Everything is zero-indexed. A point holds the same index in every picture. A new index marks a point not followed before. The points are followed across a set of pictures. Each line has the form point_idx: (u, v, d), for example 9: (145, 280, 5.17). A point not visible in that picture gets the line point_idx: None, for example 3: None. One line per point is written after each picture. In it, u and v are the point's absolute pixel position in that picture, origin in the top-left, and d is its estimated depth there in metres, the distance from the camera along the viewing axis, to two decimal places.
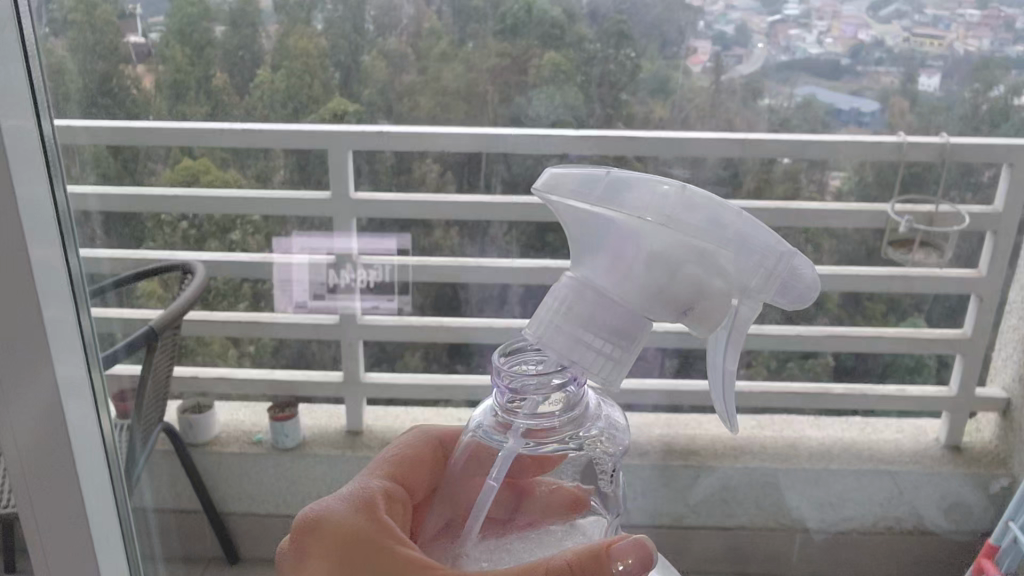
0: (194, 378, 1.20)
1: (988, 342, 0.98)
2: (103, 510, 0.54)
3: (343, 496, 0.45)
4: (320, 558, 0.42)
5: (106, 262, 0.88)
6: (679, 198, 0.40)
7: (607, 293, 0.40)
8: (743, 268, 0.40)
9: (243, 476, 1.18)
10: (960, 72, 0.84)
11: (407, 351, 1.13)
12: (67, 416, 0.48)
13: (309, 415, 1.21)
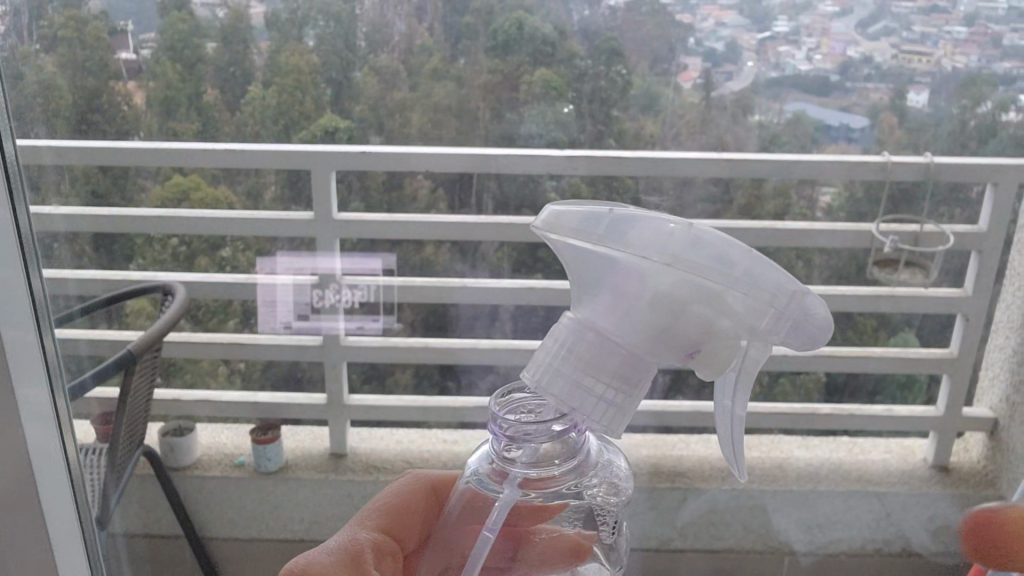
0: (174, 401, 1.16)
1: (975, 361, 0.99)
2: (57, 518, 0.59)
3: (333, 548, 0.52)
4: None
5: (80, 282, 0.86)
6: (684, 236, 0.41)
7: (611, 334, 0.43)
8: (752, 308, 0.42)
9: (226, 501, 1.14)
10: (948, 88, 0.85)
11: (396, 368, 1.11)
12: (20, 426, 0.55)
13: (292, 437, 1.19)
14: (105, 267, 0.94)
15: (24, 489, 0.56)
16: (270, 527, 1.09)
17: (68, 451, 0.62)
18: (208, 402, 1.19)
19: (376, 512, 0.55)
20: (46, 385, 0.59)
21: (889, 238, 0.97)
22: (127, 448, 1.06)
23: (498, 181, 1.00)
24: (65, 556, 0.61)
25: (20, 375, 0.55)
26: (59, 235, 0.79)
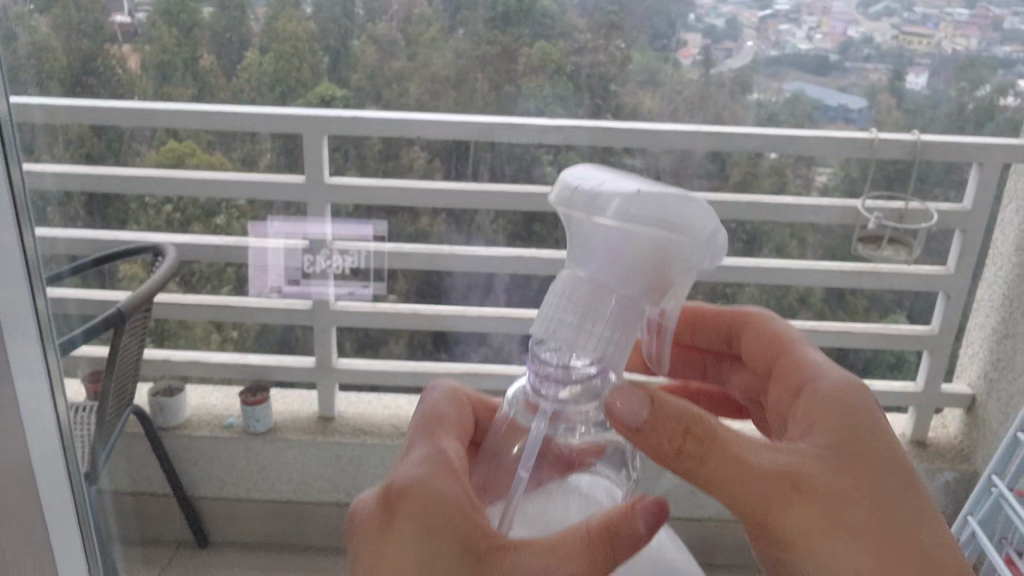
0: (166, 360, 1.19)
1: (953, 339, 1.01)
2: (54, 481, 0.61)
3: (422, 460, 0.42)
4: (410, 522, 0.39)
5: (63, 241, 0.86)
6: (667, 200, 0.38)
7: (613, 285, 0.39)
8: (698, 252, 0.39)
9: (216, 455, 1.15)
10: (946, 72, 0.84)
11: (392, 337, 1.14)
12: (17, 390, 0.57)
13: (280, 400, 1.20)
14: (89, 225, 0.96)
15: (18, 447, 0.58)
16: (256, 485, 1.12)
17: (60, 414, 0.63)
18: (202, 364, 1.21)
19: (435, 428, 0.47)
20: (38, 345, 0.59)
21: (874, 215, 0.99)
22: (116, 408, 1.06)
23: (475, 147, 0.98)
24: (60, 518, 0.62)
25: (19, 340, 0.57)
26: (43, 192, 0.79)
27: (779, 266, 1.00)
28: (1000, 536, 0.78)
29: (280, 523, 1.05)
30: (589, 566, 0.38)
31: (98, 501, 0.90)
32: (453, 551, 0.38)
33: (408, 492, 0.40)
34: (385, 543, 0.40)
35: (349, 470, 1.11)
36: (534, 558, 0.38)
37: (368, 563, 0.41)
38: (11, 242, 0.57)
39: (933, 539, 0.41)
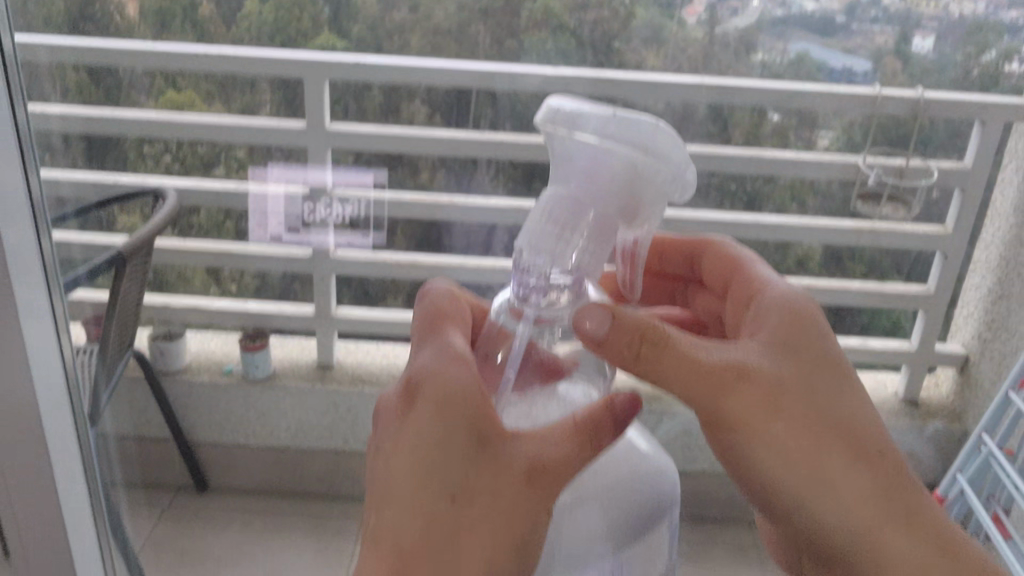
0: (165, 307, 1.18)
1: (950, 297, 1.06)
2: (55, 414, 0.65)
3: (442, 350, 0.41)
4: (424, 413, 0.39)
5: (68, 185, 0.87)
6: (653, 131, 0.38)
7: (591, 203, 0.39)
8: (669, 188, 0.40)
9: (213, 406, 1.23)
10: (953, 36, 0.85)
11: (389, 292, 1.17)
12: (22, 327, 0.60)
13: (279, 348, 1.25)
14: (88, 169, 0.96)
15: (24, 382, 0.62)
16: (254, 434, 1.24)
17: (64, 350, 0.67)
18: (202, 311, 1.20)
19: (439, 322, 0.44)
20: (43, 286, 0.63)
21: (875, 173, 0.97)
22: (116, 352, 1.06)
23: (477, 94, 0.98)
24: (62, 444, 0.67)
25: (23, 279, 0.60)
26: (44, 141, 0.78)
27: (779, 222, 1.01)
28: (988, 494, 0.88)
29: (291, 473, 1.25)
30: (592, 450, 0.39)
31: (102, 445, 0.92)
32: (464, 443, 0.38)
33: (418, 385, 0.40)
34: (395, 437, 0.39)
35: (347, 419, 1.22)
36: (539, 446, 0.39)
37: (377, 456, 0.40)
38: (15, 178, 0.59)
39: (862, 431, 0.44)
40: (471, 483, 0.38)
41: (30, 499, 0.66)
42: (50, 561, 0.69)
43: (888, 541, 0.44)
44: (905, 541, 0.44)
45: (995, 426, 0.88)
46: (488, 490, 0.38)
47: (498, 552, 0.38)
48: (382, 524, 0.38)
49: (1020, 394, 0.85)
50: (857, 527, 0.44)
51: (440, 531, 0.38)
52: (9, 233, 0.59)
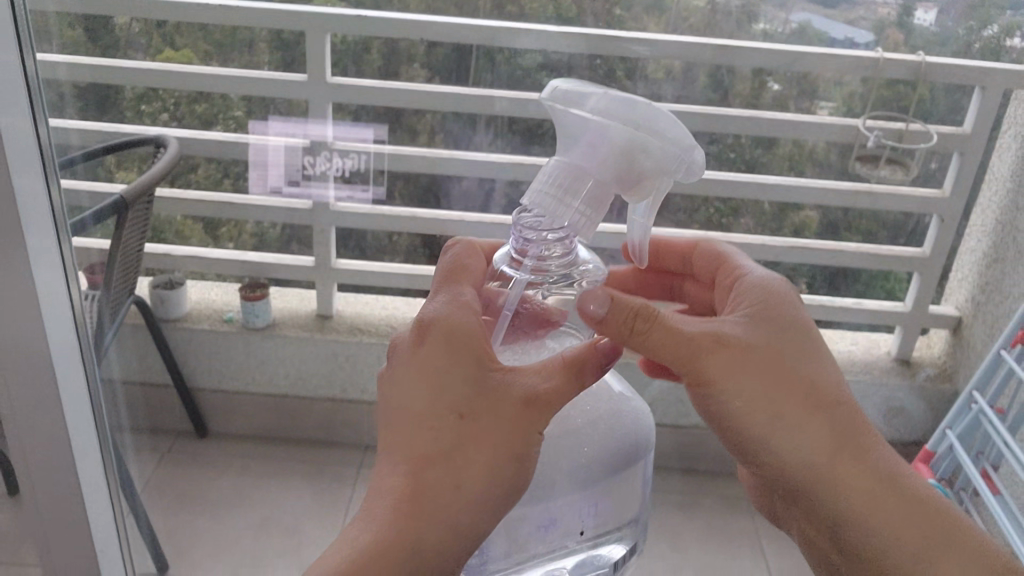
0: (166, 255, 1.20)
1: (946, 260, 1.07)
2: (69, 366, 0.68)
3: (450, 300, 0.46)
4: (433, 357, 0.45)
5: (74, 133, 0.89)
6: (641, 105, 0.43)
7: (590, 169, 0.43)
8: (669, 157, 0.43)
9: (212, 352, 1.28)
10: (955, 9, 0.86)
11: (395, 235, 1.15)
12: (37, 278, 0.63)
13: (279, 298, 1.26)
14: (94, 120, 0.96)
15: (36, 332, 0.64)
16: (254, 380, 1.30)
17: (75, 301, 0.69)
18: (202, 261, 1.21)
19: (457, 273, 0.48)
20: (54, 240, 0.65)
21: (873, 135, 0.98)
22: (122, 283, 1.07)
23: (480, 51, 0.98)
24: (76, 394, 0.69)
25: (36, 230, 0.62)
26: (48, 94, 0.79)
27: (779, 182, 1.03)
28: (977, 450, 0.92)
29: (292, 420, 1.31)
30: (575, 385, 0.45)
31: (110, 391, 0.95)
32: (465, 380, 0.44)
33: (433, 326, 0.45)
34: (413, 369, 0.45)
35: (346, 367, 1.28)
36: (534, 379, 0.45)
37: (395, 386, 0.46)
38: (28, 129, 0.60)
39: (828, 394, 0.50)
40: (478, 409, 0.44)
41: (44, 442, 0.68)
42: (63, 502, 0.72)
43: (852, 489, 0.50)
44: (866, 489, 0.50)
45: (986, 383, 0.90)
46: (490, 417, 0.44)
47: (497, 470, 0.44)
48: (402, 443, 0.45)
49: (1011, 353, 0.87)
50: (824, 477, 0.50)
51: (447, 449, 0.44)
52: (21, 181, 0.60)
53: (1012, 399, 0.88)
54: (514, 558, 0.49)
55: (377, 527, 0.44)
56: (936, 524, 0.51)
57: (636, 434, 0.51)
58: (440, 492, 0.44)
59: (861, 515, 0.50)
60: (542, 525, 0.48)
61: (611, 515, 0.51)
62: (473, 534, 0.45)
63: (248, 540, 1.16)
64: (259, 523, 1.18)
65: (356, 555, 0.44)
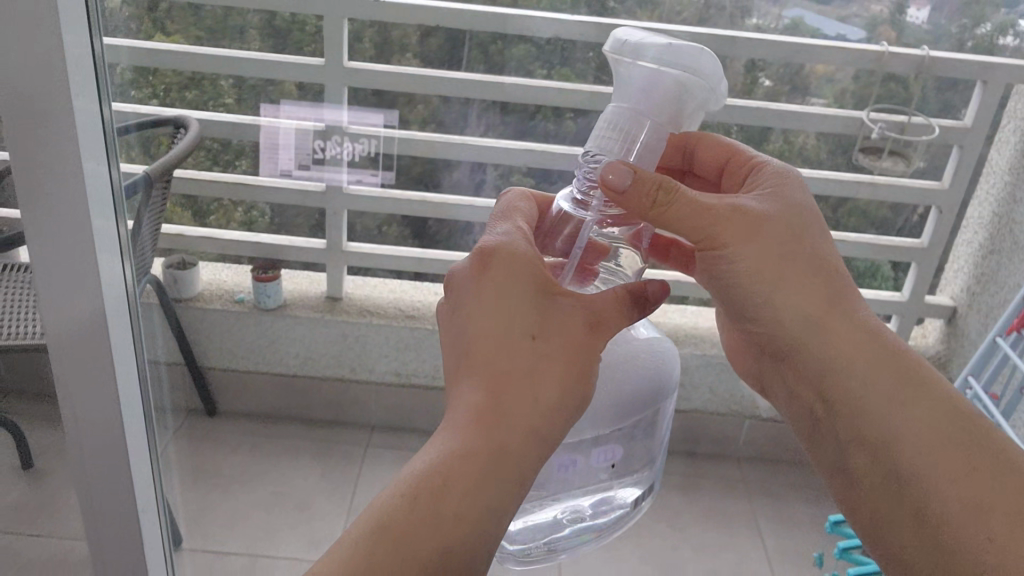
0: (178, 237, 1.20)
1: (943, 247, 1.11)
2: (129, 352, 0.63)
3: (506, 233, 0.47)
4: (501, 281, 0.44)
5: (133, 119, 0.85)
6: (688, 49, 0.42)
7: (646, 117, 0.43)
8: (708, 93, 0.44)
9: (225, 332, 1.30)
10: (950, 7, 0.88)
11: (384, 224, 1.22)
12: (99, 264, 0.57)
13: (292, 280, 1.30)
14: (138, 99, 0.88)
15: (99, 329, 0.59)
16: (264, 358, 1.34)
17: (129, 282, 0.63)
18: (215, 241, 1.23)
19: (511, 213, 0.49)
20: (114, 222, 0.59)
21: (877, 126, 0.99)
22: (146, 263, 1.05)
23: (470, 38, 1.01)
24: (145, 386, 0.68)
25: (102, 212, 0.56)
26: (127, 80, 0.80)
27: None
28: None
29: (298, 398, 1.36)
30: (624, 316, 0.46)
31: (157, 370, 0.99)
32: (531, 304, 0.44)
33: (494, 255, 0.45)
34: (480, 294, 0.44)
35: (355, 347, 1.33)
36: (593, 305, 0.45)
37: (455, 316, 0.45)
38: None
39: (844, 290, 0.47)
40: (546, 328, 0.44)
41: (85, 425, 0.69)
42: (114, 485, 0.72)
43: (868, 379, 0.46)
44: (884, 383, 0.46)
45: (981, 368, 0.93)
46: (560, 335, 0.44)
47: (569, 386, 0.44)
48: (468, 363, 0.44)
49: (1006, 340, 0.90)
50: (837, 367, 0.47)
51: (522, 366, 0.43)
52: (91, 166, 0.54)
53: (1006, 385, 0.91)
54: (548, 491, 0.52)
55: (455, 443, 0.42)
56: (963, 436, 0.45)
57: (667, 377, 0.52)
58: (518, 406, 0.43)
59: (874, 410, 0.46)
60: (568, 469, 0.51)
61: (634, 455, 0.54)
62: (546, 444, 0.44)
63: (262, 513, 1.20)
64: (271, 497, 1.23)
65: (440, 466, 0.41)
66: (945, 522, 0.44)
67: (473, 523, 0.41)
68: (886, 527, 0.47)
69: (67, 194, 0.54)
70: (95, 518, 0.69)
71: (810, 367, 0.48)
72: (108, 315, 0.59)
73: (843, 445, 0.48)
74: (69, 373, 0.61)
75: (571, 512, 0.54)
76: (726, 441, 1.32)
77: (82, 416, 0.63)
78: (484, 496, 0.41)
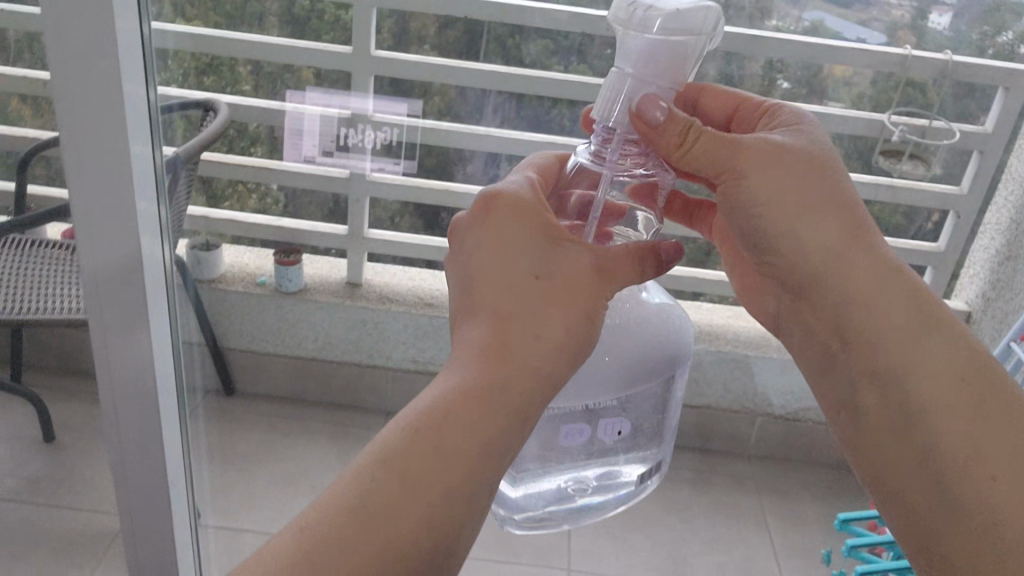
0: (205, 218, 1.20)
1: (958, 254, 1.12)
2: (163, 327, 0.65)
3: (522, 182, 0.47)
4: (505, 225, 0.44)
5: (174, 100, 0.86)
6: (687, 13, 0.42)
7: (651, 85, 0.44)
8: (710, 38, 0.43)
9: (249, 314, 1.33)
10: (970, 13, 0.88)
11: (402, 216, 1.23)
12: (140, 237, 0.58)
13: (312, 265, 1.33)
14: (179, 89, 0.89)
15: (138, 302, 0.61)
16: (282, 341, 1.36)
17: (167, 256, 0.65)
18: (239, 224, 1.24)
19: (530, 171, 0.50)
20: (155, 198, 0.60)
21: (898, 128, 1.01)
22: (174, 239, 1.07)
23: (489, 31, 1.03)
24: (180, 364, 0.70)
25: (141, 190, 0.57)
26: (170, 67, 0.82)
27: None
28: None
29: (314, 382, 1.38)
30: (636, 272, 0.45)
31: (187, 350, 1.01)
32: (535, 247, 0.44)
33: (498, 201, 0.45)
34: (487, 236, 0.44)
35: (373, 332, 1.36)
36: (602, 250, 0.44)
37: (465, 259, 0.45)
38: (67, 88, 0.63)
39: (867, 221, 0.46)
40: (551, 270, 0.43)
41: None
42: None
43: (890, 315, 0.44)
44: (902, 318, 0.44)
45: None
46: (567, 279, 0.43)
47: (575, 334, 0.43)
48: (478, 304, 0.44)
49: (1021, 345, 0.91)
50: (859, 298, 0.45)
51: (526, 307, 0.43)
52: (137, 148, 0.56)
53: None
54: (552, 459, 0.52)
55: (455, 383, 0.41)
56: (977, 383, 0.42)
57: (682, 350, 0.52)
58: (521, 347, 0.42)
59: (890, 349, 0.44)
60: (577, 438, 0.51)
61: (643, 430, 0.53)
62: (551, 390, 0.43)
63: (278, 493, 1.22)
64: (287, 477, 1.25)
65: (440, 407, 0.41)
66: (950, 469, 0.42)
67: (468, 466, 0.40)
68: (890, 469, 0.45)
69: (109, 170, 0.55)
70: (127, 490, 0.71)
71: (826, 300, 0.46)
72: (145, 291, 0.61)
73: (853, 382, 0.46)
74: (110, 345, 0.63)
75: (575, 482, 0.54)
76: (738, 439, 1.34)
77: (119, 392, 0.65)
78: (479, 434, 0.41)
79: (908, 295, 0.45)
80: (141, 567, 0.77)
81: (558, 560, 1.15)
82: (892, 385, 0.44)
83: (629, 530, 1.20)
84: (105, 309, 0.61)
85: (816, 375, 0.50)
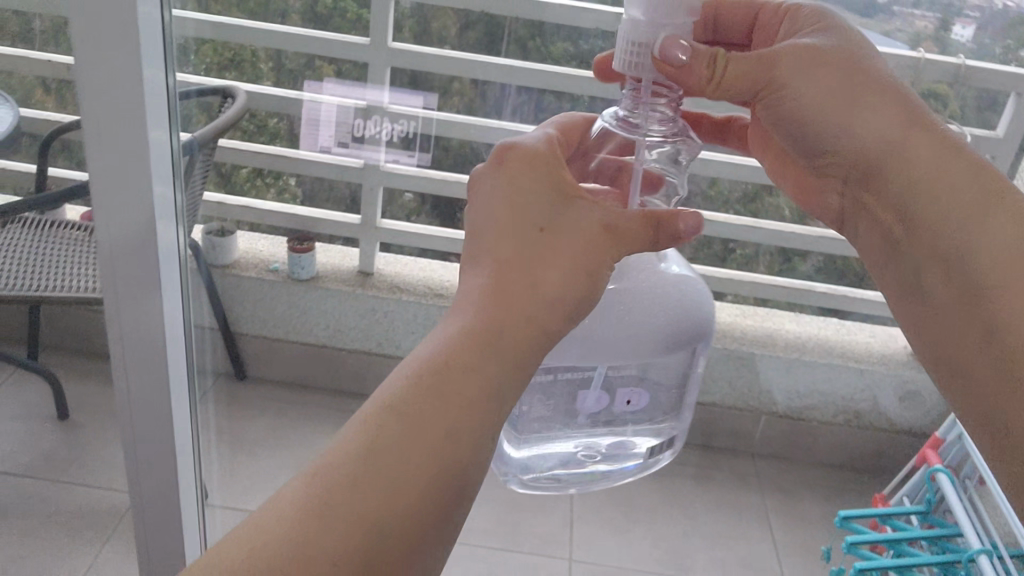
0: (220, 206, 1.20)
1: None
2: (176, 309, 0.66)
3: (540, 135, 0.45)
4: (518, 175, 0.42)
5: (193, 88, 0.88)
6: None
7: (666, 27, 0.44)
8: None
9: (263, 299, 1.35)
10: (994, 26, 0.91)
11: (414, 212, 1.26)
12: (156, 220, 0.60)
13: (324, 254, 1.34)
14: (202, 78, 0.91)
15: (151, 284, 0.63)
16: (293, 327, 1.39)
17: (180, 245, 0.66)
18: (255, 211, 1.25)
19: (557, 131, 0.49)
20: (170, 185, 0.61)
21: None
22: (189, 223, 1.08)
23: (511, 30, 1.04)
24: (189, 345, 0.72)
25: (159, 175, 0.59)
26: (192, 57, 0.84)
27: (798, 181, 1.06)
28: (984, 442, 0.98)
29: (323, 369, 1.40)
30: (648, 240, 0.43)
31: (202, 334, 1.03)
32: (541, 202, 0.41)
33: (511, 151, 0.42)
34: (499, 186, 0.42)
35: (383, 323, 1.38)
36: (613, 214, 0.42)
37: (477, 209, 0.43)
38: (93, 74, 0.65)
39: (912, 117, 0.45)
40: (559, 224, 0.41)
41: None
42: None
43: (957, 198, 0.44)
44: (960, 201, 0.44)
45: None
46: (573, 233, 0.41)
47: (574, 279, 0.41)
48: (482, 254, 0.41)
49: None
50: (915, 194, 0.45)
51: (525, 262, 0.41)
52: (155, 134, 0.57)
53: None
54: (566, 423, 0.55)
55: (454, 333, 0.40)
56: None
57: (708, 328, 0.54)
58: (520, 298, 0.40)
59: (958, 229, 0.44)
60: (590, 404, 0.54)
61: (656, 403, 0.55)
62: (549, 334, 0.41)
63: (285, 478, 1.24)
64: (294, 461, 1.27)
65: (437, 358, 0.39)
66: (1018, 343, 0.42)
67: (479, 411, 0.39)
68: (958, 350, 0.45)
69: (128, 155, 0.57)
70: (134, 466, 0.73)
71: (888, 192, 0.46)
72: (161, 273, 0.62)
73: (919, 269, 0.46)
74: (124, 323, 0.64)
75: (585, 449, 0.56)
76: (741, 437, 1.34)
77: (130, 370, 0.67)
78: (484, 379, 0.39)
79: (968, 173, 0.44)
80: (147, 546, 0.79)
81: (560, 550, 1.16)
82: (962, 267, 0.44)
83: (630, 522, 1.21)
84: (119, 289, 0.63)
85: (881, 264, 0.50)
